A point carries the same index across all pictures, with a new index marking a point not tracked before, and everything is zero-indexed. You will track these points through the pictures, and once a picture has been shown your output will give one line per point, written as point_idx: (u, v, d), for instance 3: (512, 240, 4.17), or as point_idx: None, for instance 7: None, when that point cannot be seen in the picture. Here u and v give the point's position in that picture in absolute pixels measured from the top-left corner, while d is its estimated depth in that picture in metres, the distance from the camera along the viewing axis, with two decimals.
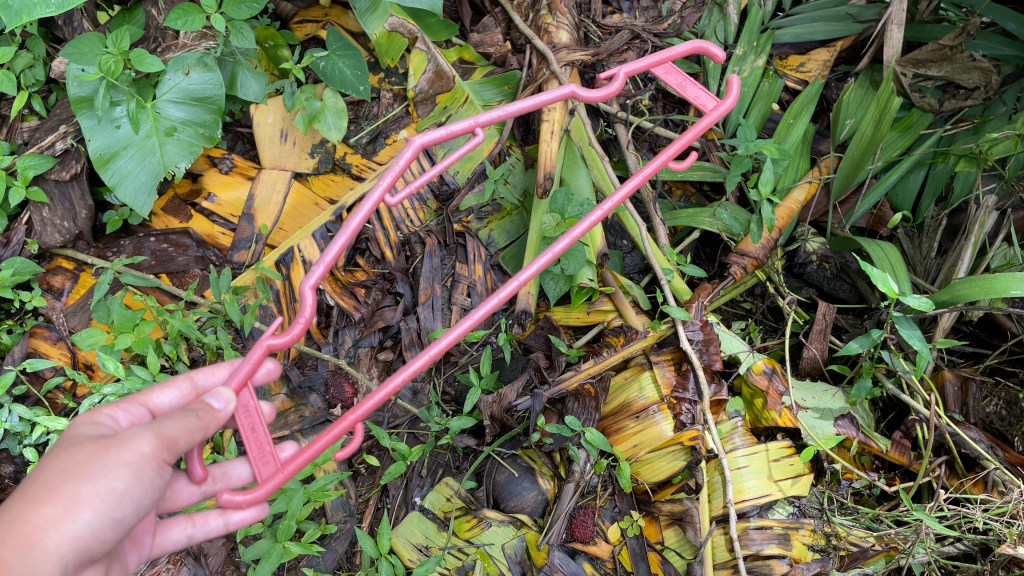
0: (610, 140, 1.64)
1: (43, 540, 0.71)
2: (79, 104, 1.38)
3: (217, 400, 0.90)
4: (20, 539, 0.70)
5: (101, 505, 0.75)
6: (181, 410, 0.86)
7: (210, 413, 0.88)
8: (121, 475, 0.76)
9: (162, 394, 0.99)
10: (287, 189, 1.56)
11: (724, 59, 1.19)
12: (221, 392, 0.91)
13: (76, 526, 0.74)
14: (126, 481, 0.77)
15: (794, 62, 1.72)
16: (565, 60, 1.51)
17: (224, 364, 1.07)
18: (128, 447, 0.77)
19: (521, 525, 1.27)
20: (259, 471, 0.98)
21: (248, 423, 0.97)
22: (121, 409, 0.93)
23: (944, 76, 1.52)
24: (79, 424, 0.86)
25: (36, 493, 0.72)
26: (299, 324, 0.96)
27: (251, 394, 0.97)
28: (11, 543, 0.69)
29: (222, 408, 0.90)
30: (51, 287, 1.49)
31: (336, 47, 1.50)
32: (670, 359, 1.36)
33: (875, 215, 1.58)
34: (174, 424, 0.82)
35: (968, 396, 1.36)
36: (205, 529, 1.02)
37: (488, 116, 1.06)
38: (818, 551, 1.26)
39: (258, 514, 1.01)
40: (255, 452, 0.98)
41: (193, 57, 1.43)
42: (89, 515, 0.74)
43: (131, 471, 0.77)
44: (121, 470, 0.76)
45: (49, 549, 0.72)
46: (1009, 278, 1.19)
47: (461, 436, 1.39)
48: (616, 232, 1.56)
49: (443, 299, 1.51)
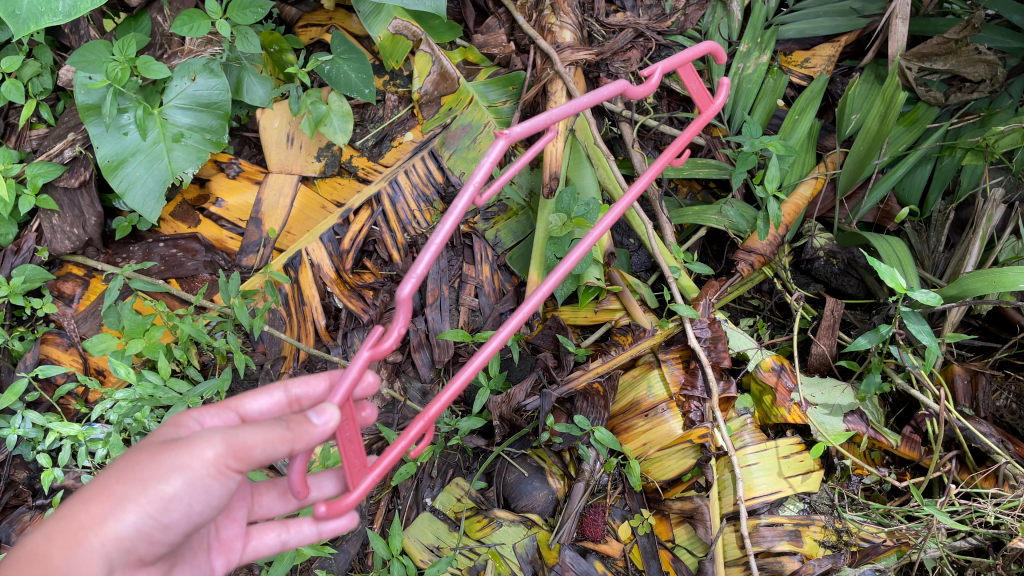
0: (615, 139, 1.65)
1: (88, 538, 0.73)
2: (87, 112, 1.38)
3: (318, 416, 0.73)
4: (67, 536, 0.72)
5: (147, 507, 0.74)
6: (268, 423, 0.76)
7: (303, 426, 0.73)
8: (173, 480, 0.74)
9: (254, 400, 0.97)
10: (294, 193, 1.58)
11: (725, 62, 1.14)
12: (324, 406, 0.73)
13: (121, 526, 0.74)
14: (177, 485, 0.74)
15: (798, 58, 1.71)
16: (569, 59, 1.50)
17: (324, 375, 1.01)
18: (189, 451, 0.74)
19: (532, 525, 1.28)
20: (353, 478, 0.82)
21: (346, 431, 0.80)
22: (210, 414, 0.93)
23: (950, 69, 1.50)
24: (164, 427, 0.87)
25: (90, 490, 0.74)
26: (395, 336, 0.74)
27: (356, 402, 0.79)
28: (58, 538, 0.72)
29: (320, 426, 0.73)
30: (61, 294, 1.51)
31: (340, 51, 1.51)
32: (678, 357, 1.35)
33: (882, 210, 1.59)
34: (252, 432, 0.74)
35: (978, 390, 1.35)
36: (298, 537, 0.99)
37: (568, 107, 0.83)
38: (829, 547, 1.25)
39: (350, 524, 0.94)
40: (348, 459, 0.81)
41: (199, 63, 1.44)
42: (134, 516, 0.74)
43: (187, 476, 0.74)
44: (173, 474, 0.74)
45: (95, 547, 0.73)
46: (1017, 271, 1.19)
47: (471, 437, 1.37)
48: (623, 231, 1.57)
49: (451, 299, 1.52)
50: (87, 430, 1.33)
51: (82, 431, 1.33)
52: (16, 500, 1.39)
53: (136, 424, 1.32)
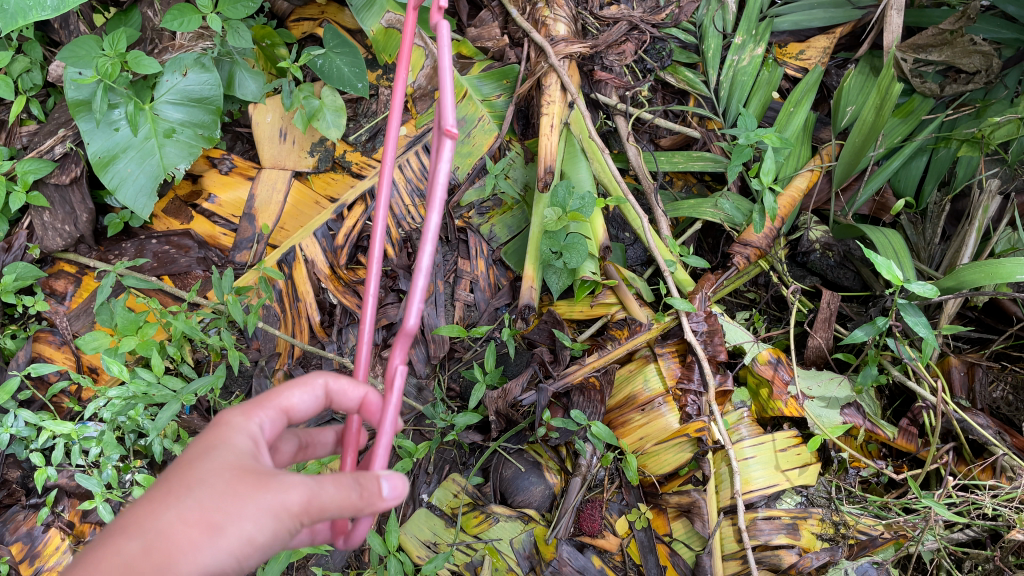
0: (610, 132, 1.64)
1: (178, 564, 0.60)
2: (77, 107, 1.37)
3: (387, 485, 0.64)
4: (162, 554, 0.60)
5: (235, 548, 0.62)
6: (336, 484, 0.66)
7: (372, 498, 0.64)
8: (265, 524, 0.63)
9: (297, 394, 0.81)
10: (287, 188, 1.56)
11: None
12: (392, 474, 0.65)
13: (211, 559, 0.62)
14: (269, 532, 0.63)
15: (793, 50, 1.69)
16: (564, 52, 1.49)
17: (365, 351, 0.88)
18: (279, 495, 0.63)
19: (529, 520, 1.27)
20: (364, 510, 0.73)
21: None
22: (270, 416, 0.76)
23: (945, 60, 1.51)
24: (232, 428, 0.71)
25: (189, 507, 0.62)
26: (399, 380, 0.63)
27: None
28: (153, 555, 0.59)
29: (389, 499, 0.64)
30: (53, 291, 1.49)
31: (332, 45, 1.50)
32: (674, 351, 1.35)
33: (878, 201, 1.57)
34: (332, 490, 0.64)
35: (975, 381, 1.36)
36: None
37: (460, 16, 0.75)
38: (827, 540, 1.25)
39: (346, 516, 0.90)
40: None
41: (190, 57, 1.43)
42: (223, 553, 0.62)
43: (281, 522, 0.63)
44: (263, 518, 0.63)
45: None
46: (1014, 262, 1.18)
47: (466, 432, 1.37)
48: (618, 225, 1.56)
49: (445, 295, 1.51)
50: (81, 429, 1.32)
51: (75, 430, 1.32)
52: (9, 499, 1.38)
53: (131, 421, 1.32)
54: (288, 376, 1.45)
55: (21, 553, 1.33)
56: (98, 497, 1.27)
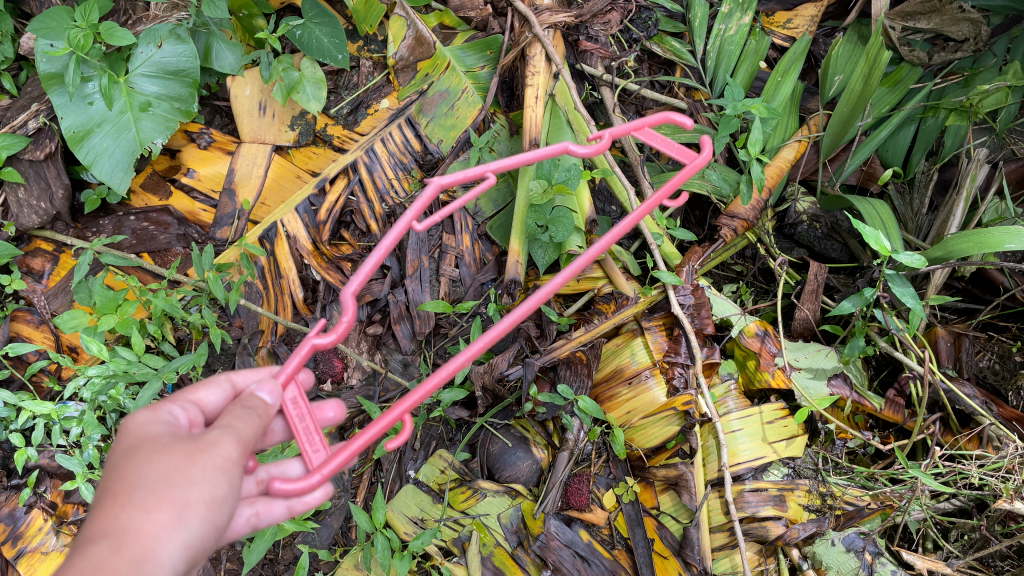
0: (596, 104, 1.61)
1: (158, 548, 0.65)
2: (49, 80, 1.34)
3: (265, 393, 0.89)
4: (136, 547, 0.63)
5: (204, 509, 0.70)
6: (243, 406, 0.84)
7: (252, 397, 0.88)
8: (218, 479, 0.72)
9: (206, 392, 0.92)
10: (268, 163, 1.54)
11: (692, 125, 0.93)
12: (266, 386, 0.90)
13: (187, 531, 0.68)
14: (223, 484, 0.72)
15: (780, 19, 1.66)
16: (548, 22, 1.46)
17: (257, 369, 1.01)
18: (209, 454, 0.73)
19: (516, 495, 1.27)
20: (311, 458, 0.94)
21: (296, 413, 0.97)
22: (178, 409, 0.85)
23: (933, 28, 1.49)
24: (141, 421, 0.78)
25: (144, 499, 0.67)
26: (342, 321, 0.91)
27: (296, 387, 0.97)
28: (127, 551, 0.63)
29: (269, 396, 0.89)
30: (30, 270, 1.47)
31: (312, 15, 1.49)
32: (661, 324, 1.34)
33: (866, 171, 1.58)
34: (243, 428, 0.79)
35: (962, 351, 1.35)
36: (270, 517, 0.90)
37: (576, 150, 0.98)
38: (813, 512, 1.26)
39: (326, 494, 0.92)
40: (304, 438, 0.96)
41: (165, 29, 1.40)
42: (196, 519, 0.69)
43: (228, 479, 0.74)
44: (215, 475, 0.72)
45: (165, 557, 0.66)
46: (1003, 231, 1.17)
47: (453, 409, 1.36)
48: (604, 198, 1.54)
49: (431, 270, 1.50)
50: (61, 409, 1.31)
51: (56, 410, 1.30)
52: None
53: (112, 401, 1.29)
54: (272, 354, 1.44)
55: (3, 534, 1.32)
56: (80, 477, 1.25)
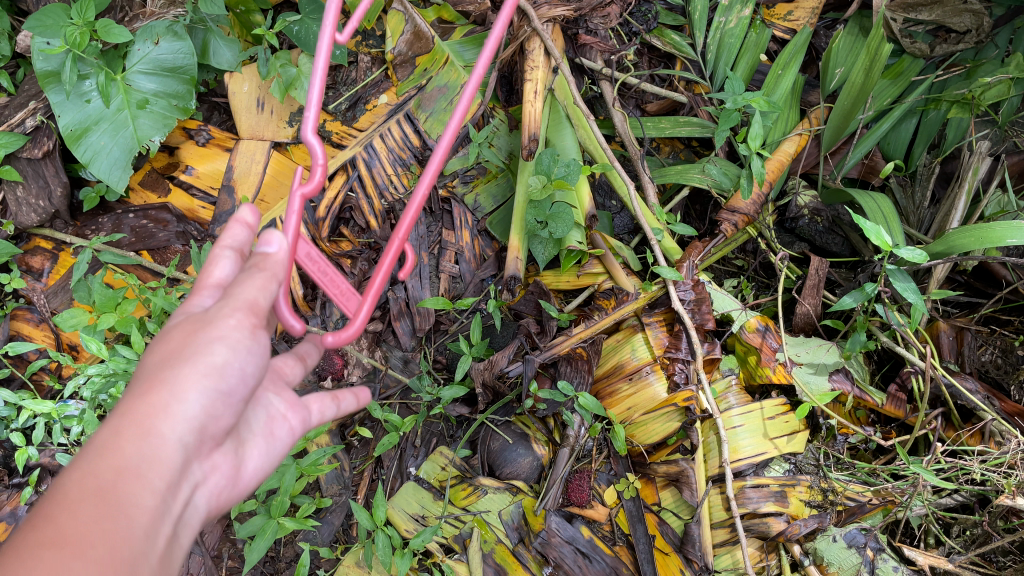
0: (595, 98, 1.60)
1: (158, 424, 0.60)
2: (46, 79, 1.33)
3: (271, 245, 0.79)
4: (132, 425, 0.59)
5: (208, 378, 0.64)
6: (246, 267, 0.75)
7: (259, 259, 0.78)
8: (218, 347, 0.65)
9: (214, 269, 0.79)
10: (267, 160, 1.53)
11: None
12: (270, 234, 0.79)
13: (190, 405, 0.62)
14: (226, 351, 0.65)
15: (781, 11, 1.65)
16: (547, 16, 1.43)
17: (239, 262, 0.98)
18: (207, 327, 0.65)
19: (517, 491, 1.27)
20: (348, 304, 0.94)
21: (316, 270, 0.96)
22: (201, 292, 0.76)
23: (936, 20, 1.46)
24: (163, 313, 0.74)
25: (139, 383, 0.62)
26: (319, 169, 0.92)
27: (304, 244, 0.95)
28: (123, 430, 0.58)
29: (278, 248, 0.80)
30: (30, 269, 1.47)
31: (308, 11, 1.47)
32: (662, 320, 1.34)
33: (867, 164, 1.56)
34: (242, 292, 0.70)
35: (964, 346, 1.35)
36: (348, 405, 0.94)
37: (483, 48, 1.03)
38: (815, 507, 1.25)
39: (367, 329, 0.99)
40: (335, 289, 0.95)
41: (162, 25, 1.38)
42: (201, 392, 0.63)
43: (221, 344, 0.65)
44: (209, 346, 0.64)
45: (169, 434, 0.61)
46: (1004, 227, 1.16)
47: (454, 405, 1.37)
48: (604, 192, 1.53)
49: (431, 266, 1.50)
50: (61, 407, 1.30)
51: (56, 409, 1.30)
52: None
53: (112, 400, 1.29)
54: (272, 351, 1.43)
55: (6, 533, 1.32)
56: None
